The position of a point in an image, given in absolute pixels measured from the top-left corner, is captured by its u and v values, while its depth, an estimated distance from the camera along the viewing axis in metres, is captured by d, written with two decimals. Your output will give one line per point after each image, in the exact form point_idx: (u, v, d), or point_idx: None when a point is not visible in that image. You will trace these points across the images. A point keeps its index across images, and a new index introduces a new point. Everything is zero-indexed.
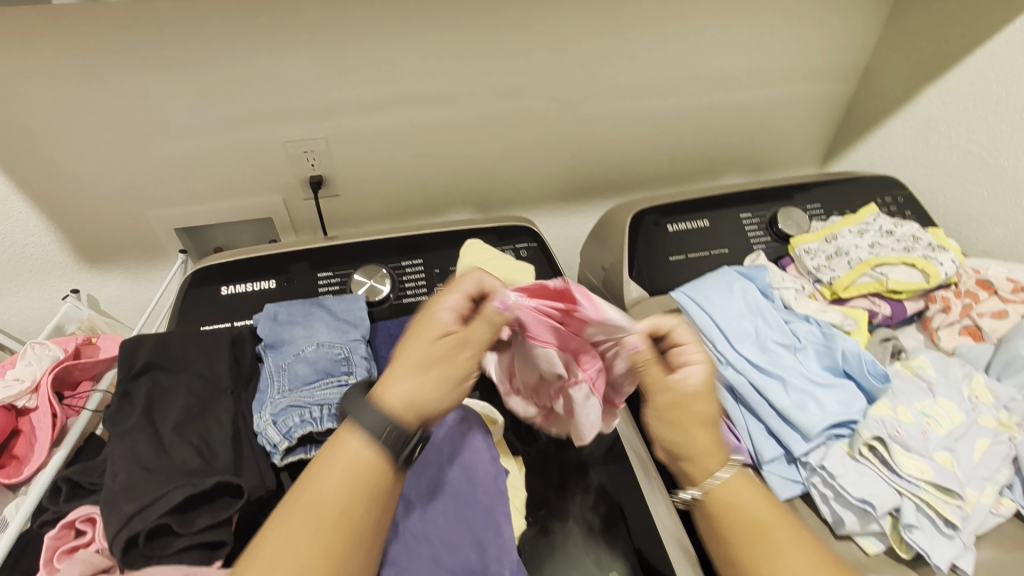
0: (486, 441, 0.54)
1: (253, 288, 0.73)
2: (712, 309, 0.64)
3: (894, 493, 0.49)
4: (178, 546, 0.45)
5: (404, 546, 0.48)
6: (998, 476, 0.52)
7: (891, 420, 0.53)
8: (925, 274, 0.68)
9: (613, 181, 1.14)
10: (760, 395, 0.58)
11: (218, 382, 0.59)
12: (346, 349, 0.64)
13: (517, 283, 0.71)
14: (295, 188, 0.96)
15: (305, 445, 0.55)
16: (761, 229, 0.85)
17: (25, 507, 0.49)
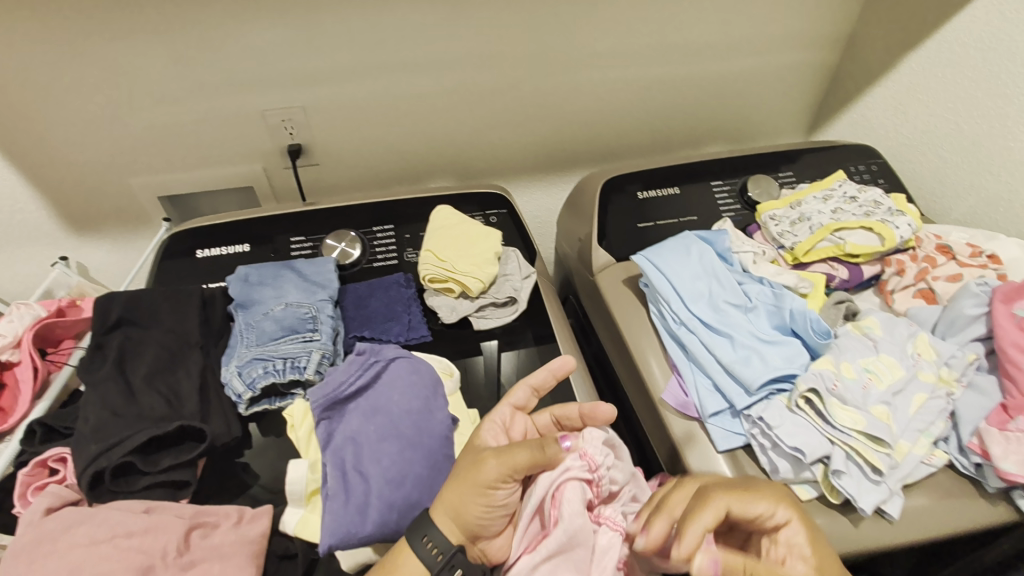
0: (429, 376, 0.52)
1: (227, 252, 0.75)
2: (667, 272, 0.65)
3: (824, 442, 0.51)
4: (143, 483, 0.49)
5: (342, 480, 0.45)
6: (933, 428, 0.55)
7: (829, 374, 0.55)
8: (881, 238, 0.68)
9: (594, 152, 1.14)
10: (708, 353, 0.60)
11: (188, 337, 0.61)
12: (313, 308, 0.66)
13: (481, 246, 0.72)
14: (274, 157, 0.97)
15: (270, 396, 0.58)
16: (731, 197, 0.86)
17: (7, 450, 0.52)
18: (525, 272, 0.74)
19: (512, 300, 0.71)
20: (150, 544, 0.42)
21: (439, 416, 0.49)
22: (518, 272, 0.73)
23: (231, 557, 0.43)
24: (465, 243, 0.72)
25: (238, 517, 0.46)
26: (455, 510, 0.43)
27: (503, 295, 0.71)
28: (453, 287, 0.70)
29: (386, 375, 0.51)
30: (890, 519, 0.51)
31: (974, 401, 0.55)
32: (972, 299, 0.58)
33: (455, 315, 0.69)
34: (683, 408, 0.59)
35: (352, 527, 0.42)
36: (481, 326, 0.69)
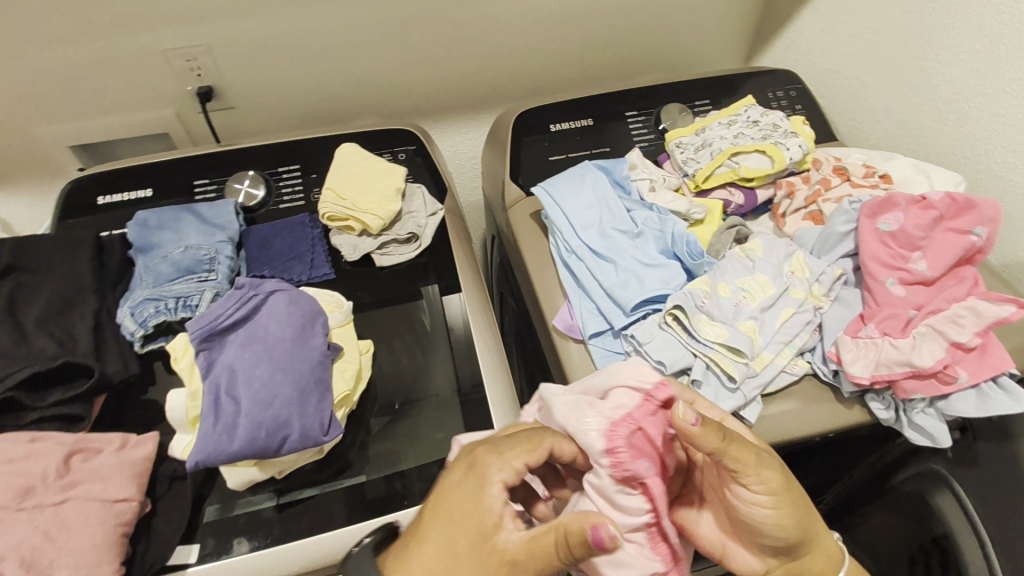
0: (308, 306, 0.54)
1: (129, 198, 0.74)
2: (560, 202, 0.66)
3: (687, 355, 0.54)
4: (32, 417, 0.51)
5: (213, 404, 0.47)
6: (797, 340, 0.57)
7: (698, 292, 0.57)
8: (772, 160, 0.69)
9: (524, 87, 1.11)
10: (593, 278, 0.62)
11: (82, 280, 0.61)
12: (212, 250, 0.66)
13: (384, 183, 0.72)
14: (184, 101, 0.93)
15: (165, 334, 0.60)
16: (645, 127, 0.86)
17: None
18: (431, 209, 0.74)
19: (416, 236, 0.72)
20: (28, 469, 0.44)
21: (315, 342, 0.52)
22: (423, 209, 0.74)
23: (109, 478, 0.45)
24: (367, 181, 0.72)
25: (121, 443, 0.48)
26: (446, 549, 0.41)
27: (405, 232, 0.71)
28: (354, 225, 0.70)
29: (263, 307, 0.53)
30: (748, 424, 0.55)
31: (838, 313, 0.58)
32: (843, 216, 0.60)
33: (356, 253, 0.69)
34: (569, 332, 0.61)
35: (218, 444, 0.45)
36: (383, 263, 0.70)
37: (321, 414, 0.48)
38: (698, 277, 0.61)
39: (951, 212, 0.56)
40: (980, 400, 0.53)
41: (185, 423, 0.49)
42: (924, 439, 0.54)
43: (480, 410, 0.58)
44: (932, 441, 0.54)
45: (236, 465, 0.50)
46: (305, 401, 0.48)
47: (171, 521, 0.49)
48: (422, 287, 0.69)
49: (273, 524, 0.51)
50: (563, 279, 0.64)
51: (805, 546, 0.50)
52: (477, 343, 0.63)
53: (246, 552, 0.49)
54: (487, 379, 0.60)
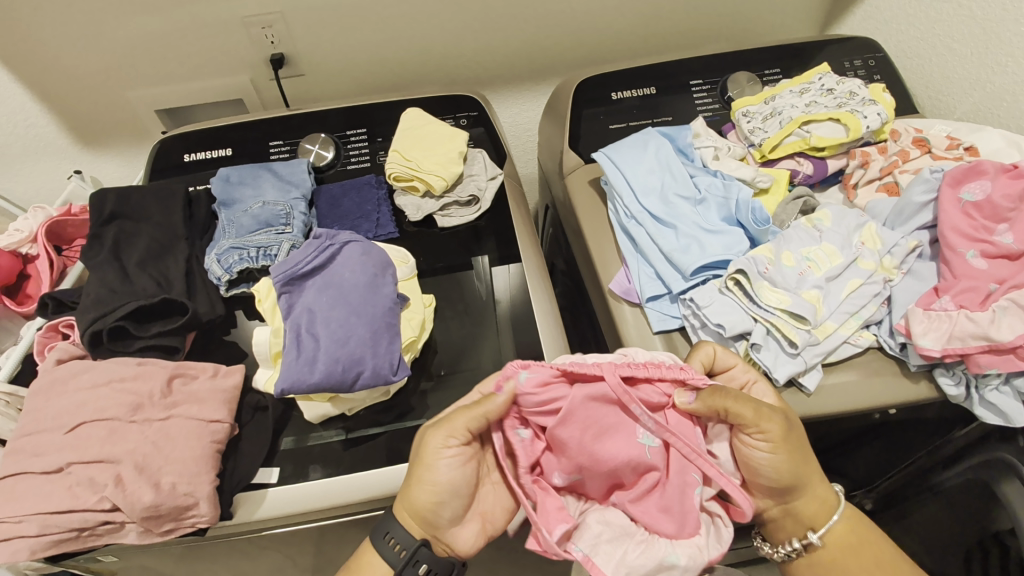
0: (378, 256, 0.57)
1: (212, 155, 0.79)
2: (622, 167, 0.66)
3: (748, 319, 0.54)
4: (137, 345, 0.56)
5: (295, 341, 0.51)
6: (864, 312, 0.56)
7: (761, 259, 0.57)
8: (847, 129, 0.67)
9: (583, 57, 1.10)
10: (652, 243, 0.62)
11: (174, 229, 0.67)
12: (287, 206, 0.70)
13: (448, 147, 0.74)
14: (258, 67, 0.98)
15: (246, 281, 0.65)
16: (710, 96, 0.84)
17: (15, 355, 0.62)
18: (491, 173, 0.76)
19: (476, 199, 0.74)
20: (138, 387, 0.50)
21: (386, 289, 0.55)
22: (484, 173, 0.76)
23: (206, 401, 0.51)
24: (431, 145, 0.74)
25: (214, 372, 0.53)
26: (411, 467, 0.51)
27: (466, 194, 0.74)
28: (419, 186, 0.73)
29: (339, 256, 0.57)
30: (806, 392, 0.54)
31: (910, 286, 0.56)
32: (923, 186, 0.57)
33: (419, 214, 0.72)
34: (626, 296, 0.62)
35: (301, 374, 0.49)
36: (445, 224, 0.73)
37: (391, 355, 0.51)
38: (761, 244, 0.60)
39: None
40: None
41: (269, 358, 0.54)
42: (994, 416, 0.53)
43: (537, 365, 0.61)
44: (1006, 419, 0.52)
45: (313, 399, 0.54)
46: (377, 342, 0.51)
47: (253, 445, 0.54)
48: (474, 257, 0.71)
49: (343, 455, 0.55)
50: (621, 243, 0.65)
51: (798, 491, 0.53)
52: (534, 304, 0.65)
53: (319, 477, 0.53)
54: (545, 338, 0.62)
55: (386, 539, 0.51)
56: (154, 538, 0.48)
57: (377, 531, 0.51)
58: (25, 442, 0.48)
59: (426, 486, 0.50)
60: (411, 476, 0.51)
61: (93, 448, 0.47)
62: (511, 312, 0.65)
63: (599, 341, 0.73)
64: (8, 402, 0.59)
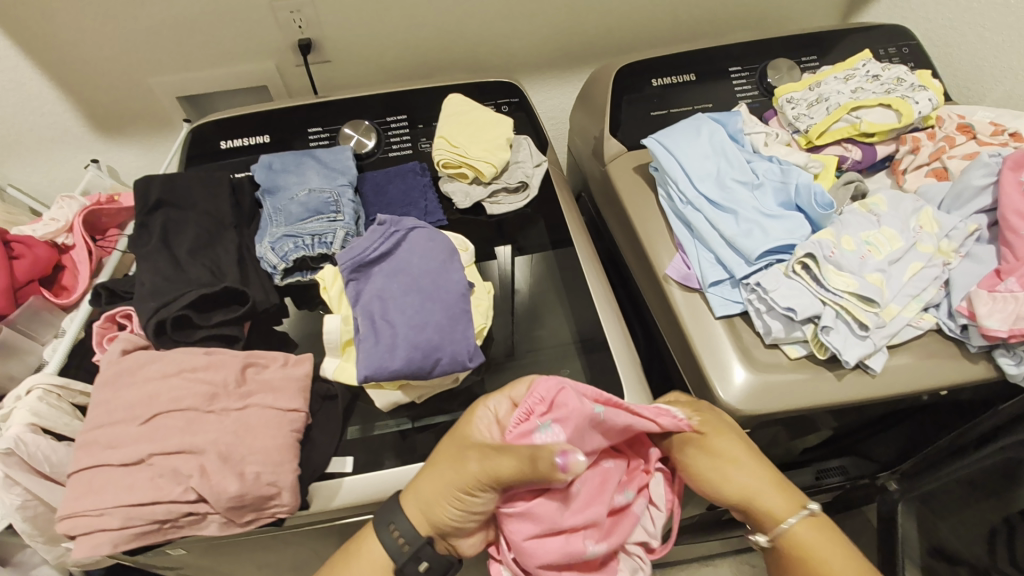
0: (444, 243, 0.56)
1: (249, 143, 0.77)
2: (678, 152, 0.66)
3: (816, 303, 0.55)
4: (199, 335, 0.55)
5: (370, 329, 0.51)
6: (925, 294, 0.57)
7: (827, 243, 0.57)
8: (898, 115, 0.68)
9: (610, 44, 1.09)
10: (712, 228, 0.62)
11: (222, 217, 0.65)
12: (335, 193, 0.68)
13: (494, 133, 0.73)
14: (285, 53, 0.94)
15: (301, 270, 0.64)
16: (749, 83, 0.84)
17: (61, 351, 0.62)
18: (537, 160, 0.75)
19: (524, 185, 0.74)
20: (212, 376, 0.49)
21: (455, 276, 0.54)
22: (530, 160, 0.75)
23: (281, 390, 0.51)
24: (477, 131, 0.73)
25: (284, 360, 0.53)
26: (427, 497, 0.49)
27: (514, 181, 0.73)
28: (467, 173, 0.72)
29: (405, 242, 0.56)
30: (872, 372, 0.56)
31: (969, 269, 0.57)
32: (982, 169, 0.59)
33: (468, 201, 0.71)
34: (685, 281, 0.63)
35: (383, 361, 0.48)
36: (494, 211, 0.72)
37: (467, 341, 0.51)
38: (822, 228, 0.61)
39: None
40: None
41: (338, 347, 0.54)
42: None
43: (599, 352, 0.61)
44: None
45: (385, 387, 0.54)
46: (453, 329, 0.51)
47: (325, 434, 0.53)
48: (495, 247, 0.71)
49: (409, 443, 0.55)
50: (678, 229, 0.65)
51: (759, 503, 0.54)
52: (591, 289, 0.66)
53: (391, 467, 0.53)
54: (605, 323, 0.63)
55: (389, 529, 0.49)
56: (235, 530, 0.48)
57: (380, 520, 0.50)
58: (101, 435, 0.48)
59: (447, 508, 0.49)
60: (431, 485, 0.49)
61: (174, 440, 0.46)
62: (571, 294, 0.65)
63: (645, 328, 0.73)
64: (61, 396, 0.58)
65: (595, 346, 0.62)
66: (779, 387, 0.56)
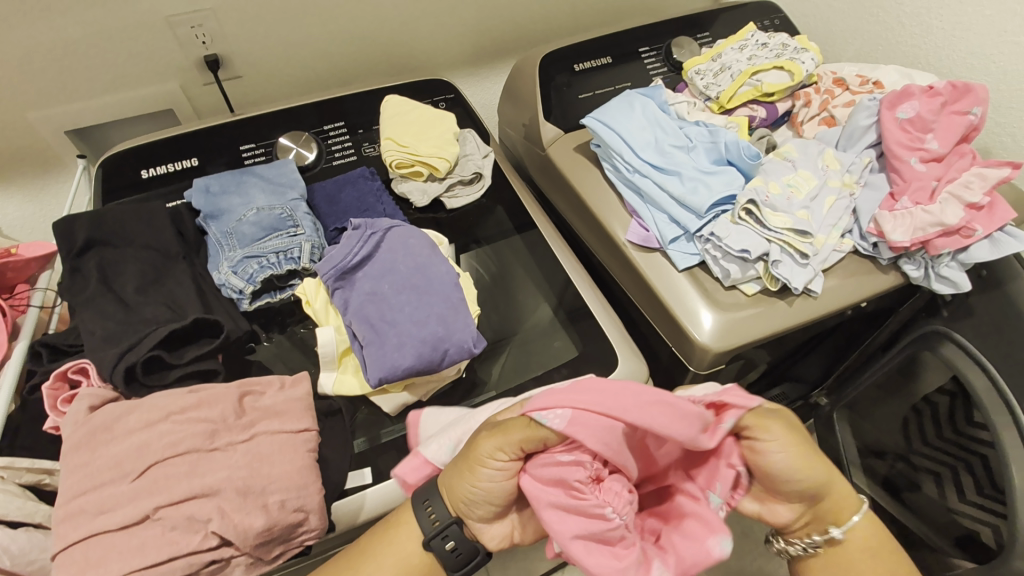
0: (425, 240, 0.59)
1: (175, 168, 0.71)
2: (618, 126, 0.71)
3: (763, 242, 0.63)
4: (174, 375, 0.52)
5: (373, 331, 0.52)
6: (841, 222, 0.66)
7: (761, 189, 0.65)
8: (790, 74, 0.78)
9: (521, 37, 1.12)
10: (662, 192, 0.68)
11: (167, 249, 0.60)
12: (288, 208, 0.64)
13: (439, 130, 0.74)
14: (191, 72, 0.86)
15: (269, 291, 0.61)
16: (658, 61, 0.93)
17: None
18: (484, 151, 0.77)
19: (478, 176, 0.75)
20: (208, 413, 0.47)
21: (444, 269, 0.57)
22: (478, 151, 0.77)
23: (285, 412, 0.50)
24: (422, 130, 0.74)
25: (281, 384, 0.52)
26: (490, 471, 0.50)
27: (469, 172, 0.74)
28: (421, 172, 0.72)
29: (387, 243, 0.57)
30: (814, 295, 0.64)
31: (870, 197, 0.67)
32: (866, 112, 0.70)
33: (427, 198, 0.71)
34: (645, 243, 0.68)
35: (396, 360, 0.50)
36: (453, 205, 0.73)
37: (469, 328, 0.54)
38: (752, 178, 0.69)
39: (953, 97, 0.67)
40: (993, 246, 0.64)
41: (336, 356, 0.54)
42: (948, 287, 0.66)
43: (581, 322, 0.65)
44: (955, 286, 0.65)
45: (390, 390, 0.54)
46: (455, 318, 0.54)
47: (336, 451, 0.51)
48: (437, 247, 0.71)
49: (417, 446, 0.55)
50: (631, 198, 0.71)
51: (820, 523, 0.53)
52: (561, 264, 0.69)
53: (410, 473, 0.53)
54: (582, 290, 0.67)
55: (425, 509, 0.48)
56: (261, 568, 0.46)
57: (415, 500, 0.49)
58: (87, 502, 0.43)
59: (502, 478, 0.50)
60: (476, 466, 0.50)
61: (181, 486, 0.43)
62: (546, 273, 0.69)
63: (610, 294, 0.79)
64: (4, 478, 0.50)
65: (578, 316, 0.65)
66: (743, 321, 0.63)
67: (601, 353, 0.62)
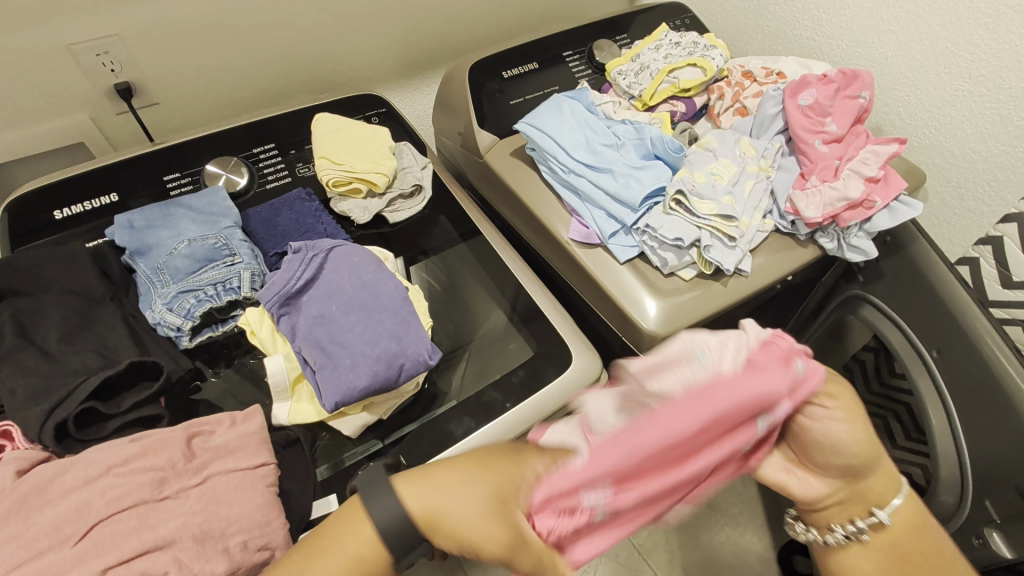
0: (371, 258, 0.59)
1: (93, 206, 0.67)
2: (550, 129, 0.74)
3: (694, 230, 0.67)
4: (113, 426, 0.49)
5: (325, 355, 0.52)
6: (761, 204, 0.71)
7: (688, 179, 0.69)
8: (703, 70, 0.83)
9: (448, 47, 1.13)
10: (598, 189, 0.71)
11: (93, 293, 0.57)
12: (222, 237, 0.62)
13: (373, 146, 0.74)
14: (99, 102, 0.81)
15: (210, 324, 0.59)
16: (583, 64, 0.96)
17: None
18: (422, 163, 0.77)
19: (418, 188, 0.75)
20: (155, 461, 0.45)
21: (392, 285, 0.57)
22: (416, 163, 0.77)
23: (239, 449, 0.48)
24: (355, 147, 0.73)
25: (231, 421, 0.51)
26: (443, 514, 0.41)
27: (408, 185, 0.74)
28: (359, 188, 0.71)
29: (330, 263, 0.57)
30: (744, 274, 0.69)
31: (784, 178, 0.73)
32: (772, 101, 0.76)
33: (368, 214, 0.71)
34: (587, 240, 0.71)
35: (351, 380, 0.50)
36: (396, 219, 0.73)
37: (423, 341, 0.54)
38: (678, 170, 0.73)
39: (845, 83, 0.75)
40: (891, 215, 0.71)
41: (288, 384, 0.53)
42: (859, 256, 0.73)
43: (535, 322, 0.66)
44: (866, 254, 0.72)
45: (348, 412, 0.54)
46: (407, 332, 0.54)
47: (297, 481, 0.50)
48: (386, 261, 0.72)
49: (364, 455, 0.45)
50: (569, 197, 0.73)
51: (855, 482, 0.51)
52: (509, 268, 0.70)
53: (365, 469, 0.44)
54: (531, 291, 0.68)
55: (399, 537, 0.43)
56: None
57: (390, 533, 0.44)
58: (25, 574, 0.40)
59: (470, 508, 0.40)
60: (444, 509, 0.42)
61: (130, 542, 0.41)
62: (495, 278, 0.71)
63: (560, 291, 0.81)
64: None
65: (530, 316, 0.67)
66: (683, 306, 0.67)
67: (556, 351, 0.64)
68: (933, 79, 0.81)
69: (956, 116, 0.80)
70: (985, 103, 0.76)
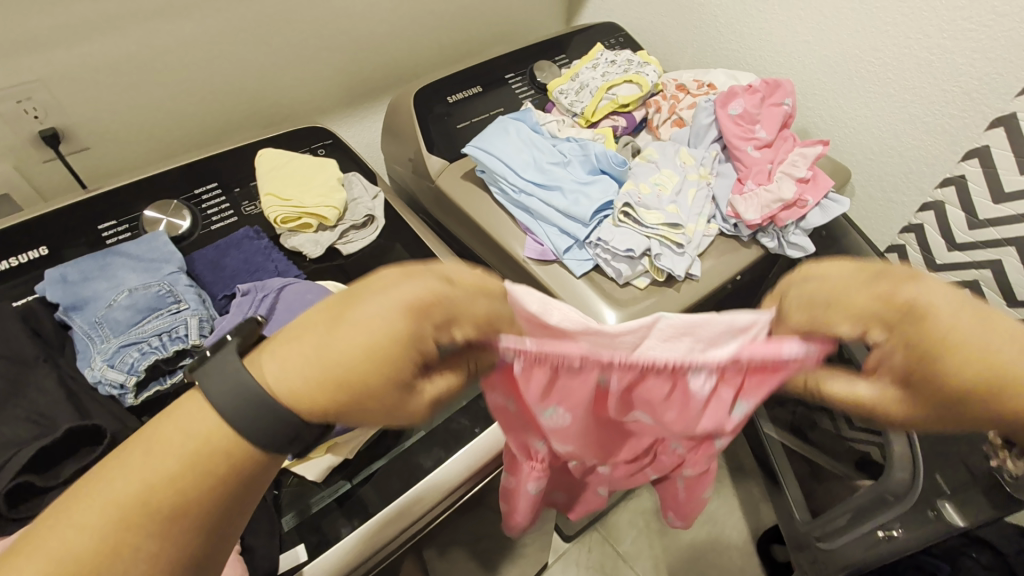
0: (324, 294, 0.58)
1: (20, 261, 0.62)
2: (496, 151, 0.75)
3: (644, 239, 0.69)
4: (52, 499, 0.46)
5: None
6: (705, 210, 0.74)
7: (633, 191, 0.71)
8: (639, 86, 0.87)
9: (391, 75, 1.13)
10: (548, 207, 0.72)
11: (23, 355, 0.53)
12: (166, 284, 0.60)
13: (322, 180, 0.73)
14: (22, 149, 0.77)
15: (157, 377, 0.56)
16: (525, 85, 0.98)
17: None
18: (373, 192, 0.77)
19: (370, 218, 0.75)
20: None
21: None
22: (366, 193, 0.76)
23: None
24: (303, 181, 0.72)
25: None
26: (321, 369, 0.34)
27: (359, 215, 0.74)
28: (308, 223, 0.70)
29: (282, 301, 0.56)
30: (696, 278, 0.72)
31: (723, 183, 0.77)
32: (705, 112, 0.81)
33: (320, 248, 0.70)
34: (543, 257, 0.72)
35: None
36: (350, 250, 0.72)
37: None
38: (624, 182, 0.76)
39: (769, 92, 0.80)
40: (823, 211, 0.75)
41: None
42: (798, 252, 0.77)
43: None
44: (803, 249, 0.76)
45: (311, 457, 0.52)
46: None
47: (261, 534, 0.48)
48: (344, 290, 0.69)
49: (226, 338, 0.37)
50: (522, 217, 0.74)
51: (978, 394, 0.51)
52: None
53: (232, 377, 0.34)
54: None
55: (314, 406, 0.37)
56: None
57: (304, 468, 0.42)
58: None
59: (314, 355, 0.34)
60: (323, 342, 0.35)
61: None
62: None
63: None
64: None
65: None
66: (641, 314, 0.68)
67: None
68: (846, 83, 0.88)
69: (872, 116, 0.87)
70: (895, 103, 0.83)
